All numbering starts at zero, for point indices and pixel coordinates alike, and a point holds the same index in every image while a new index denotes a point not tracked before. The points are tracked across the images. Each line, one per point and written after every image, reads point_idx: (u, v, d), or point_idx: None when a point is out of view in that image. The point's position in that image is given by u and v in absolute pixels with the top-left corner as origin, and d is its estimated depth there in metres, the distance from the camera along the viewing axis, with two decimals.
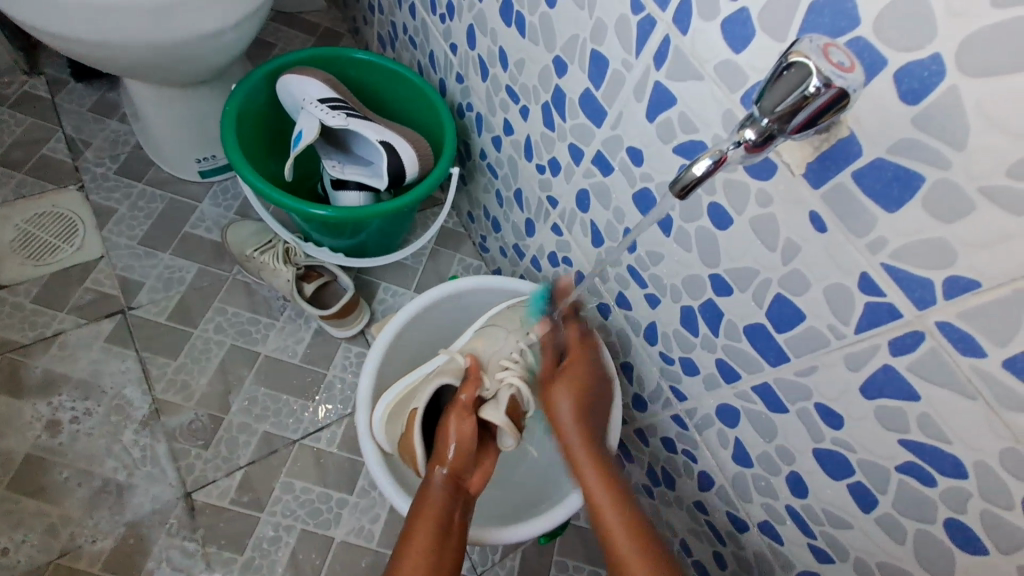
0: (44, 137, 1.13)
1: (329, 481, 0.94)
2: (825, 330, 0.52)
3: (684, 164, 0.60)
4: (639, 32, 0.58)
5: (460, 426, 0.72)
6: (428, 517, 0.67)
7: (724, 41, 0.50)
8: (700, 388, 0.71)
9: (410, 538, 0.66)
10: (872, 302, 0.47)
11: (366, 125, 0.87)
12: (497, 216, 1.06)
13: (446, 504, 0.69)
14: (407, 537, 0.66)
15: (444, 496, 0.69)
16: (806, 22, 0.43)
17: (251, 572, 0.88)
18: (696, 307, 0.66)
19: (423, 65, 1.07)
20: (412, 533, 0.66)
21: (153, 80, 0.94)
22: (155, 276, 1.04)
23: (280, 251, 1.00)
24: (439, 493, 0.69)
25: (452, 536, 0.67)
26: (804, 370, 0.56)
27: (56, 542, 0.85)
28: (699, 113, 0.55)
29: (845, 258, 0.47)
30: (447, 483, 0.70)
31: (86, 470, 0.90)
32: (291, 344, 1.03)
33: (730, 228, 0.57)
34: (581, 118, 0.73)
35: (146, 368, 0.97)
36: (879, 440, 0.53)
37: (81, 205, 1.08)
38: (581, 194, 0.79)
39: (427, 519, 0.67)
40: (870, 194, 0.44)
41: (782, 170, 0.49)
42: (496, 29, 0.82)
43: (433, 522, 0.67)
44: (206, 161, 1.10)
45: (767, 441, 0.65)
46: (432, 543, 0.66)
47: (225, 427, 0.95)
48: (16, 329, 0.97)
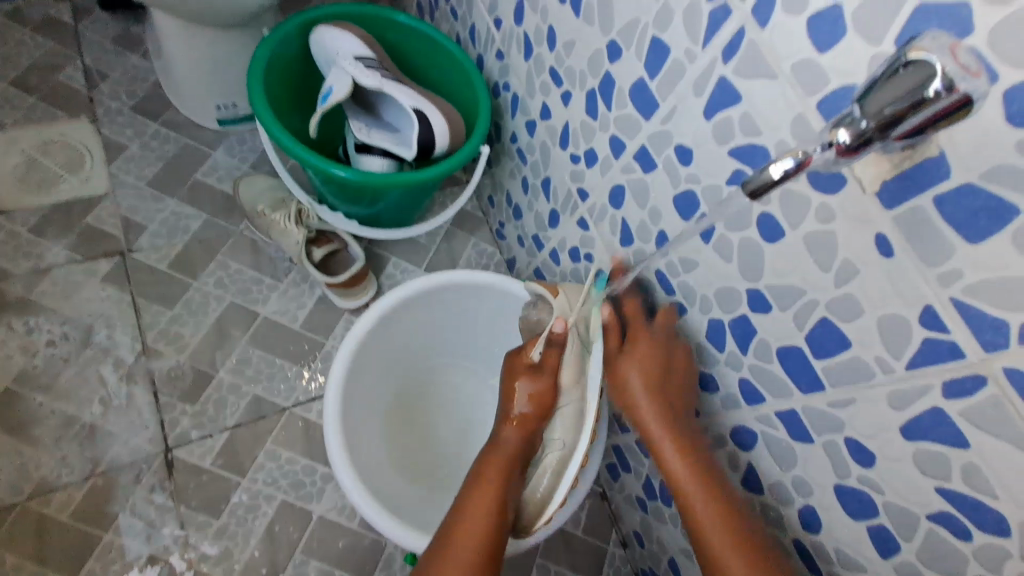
0: (61, 64, 1.08)
1: (316, 454, 0.91)
2: (872, 362, 0.49)
3: (739, 169, 0.56)
4: (709, 21, 0.54)
5: (533, 394, 0.73)
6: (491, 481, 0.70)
7: (808, 40, 0.46)
8: (716, 406, 0.68)
9: (475, 492, 0.69)
10: (933, 338, 0.44)
11: (400, 89, 0.83)
12: (520, 204, 1.02)
13: (513, 459, 0.72)
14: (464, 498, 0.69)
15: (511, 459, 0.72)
16: (908, 26, 0.40)
17: (225, 538, 0.84)
18: (727, 321, 0.63)
19: (462, 37, 1.02)
20: (471, 494, 0.69)
21: (181, 16, 0.90)
22: (160, 221, 1.00)
23: (292, 211, 0.97)
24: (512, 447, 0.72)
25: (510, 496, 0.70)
26: (839, 402, 0.53)
27: (26, 483, 0.82)
28: (765, 116, 0.51)
29: (910, 288, 0.44)
30: (518, 434, 0.73)
31: (66, 414, 0.86)
32: (293, 308, 0.99)
33: (780, 242, 0.53)
34: (629, 109, 0.69)
35: (140, 315, 0.93)
36: (913, 485, 0.50)
37: (90, 138, 1.03)
38: (615, 189, 0.76)
39: (472, 531, 0.66)
40: (950, 222, 0.40)
41: (851, 186, 0.45)
42: (548, 5, 0.78)
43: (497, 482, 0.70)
44: (226, 110, 1.06)
45: (784, 470, 0.62)
46: (497, 490, 0.69)
47: (215, 386, 0.92)
48: (10, 259, 0.93)
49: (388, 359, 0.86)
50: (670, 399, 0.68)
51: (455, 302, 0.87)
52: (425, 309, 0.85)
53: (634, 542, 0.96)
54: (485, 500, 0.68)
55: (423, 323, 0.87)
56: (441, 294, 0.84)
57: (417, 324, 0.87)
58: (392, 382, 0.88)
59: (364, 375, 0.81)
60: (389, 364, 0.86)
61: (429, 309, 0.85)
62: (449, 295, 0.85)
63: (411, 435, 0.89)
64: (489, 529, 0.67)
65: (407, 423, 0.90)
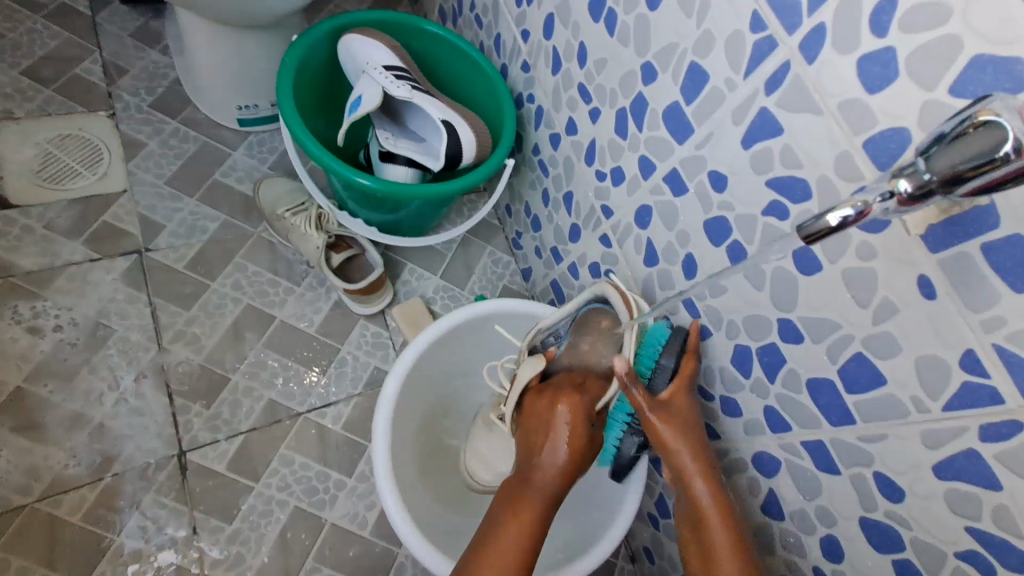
0: (80, 56, 1.07)
1: (330, 461, 0.91)
2: (906, 400, 0.49)
3: (777, 200, 0.56)
4: (753, 52, 0.54)
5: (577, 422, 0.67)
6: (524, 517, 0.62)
7: (858, 79, 0.46)
8: (738, 431, 0.68)
9: (511, 519, 0.62)
10: (973, 381, 0.44)
11: (429, 100, 0.83)
12: (539, 215, 1.02)
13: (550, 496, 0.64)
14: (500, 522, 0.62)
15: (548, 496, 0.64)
16: (963, 75, 0.40)
17: (238, 544, 0.84)
18: (754, 348, 0.63)
19: (486, 46, 1.02)
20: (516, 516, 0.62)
21: (208, 15, 0.89)
22: (177, 220, 0.99)
23: (313, 215, 0.97)
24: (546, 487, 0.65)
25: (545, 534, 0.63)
26: (869, 436, 0.53)
27: (37, 483, 0.81)
28: (808, 151, 0.51)
29: (951, 331, 0.44)
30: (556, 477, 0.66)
31: (80, 413, 0.85)
32: (309, 312, 0.99)
33: (816, 275, 0.53)
34: (661, 132, 0.68)
35: (156, 315, 0.93)
36: (942, 522, 0.50)
37: (108, 133, 1.02)
38: (642, 210, 0.75)
39: (512, 546, 0.60)
40: (998, 270, 0.41)
41: (896, 227, 0.45)
42: (580, 22, 0.77)
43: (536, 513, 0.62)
44: (247, 110, 1.05)
45: (806, 499, 0.62)
46: (531, 530, 0.61)
47: (230, 389, 0.91)
48: (25, 254, 0.92)
49: (432, 386, 0.85)
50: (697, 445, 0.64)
51: (502, 330, 0.86)
52: (473, 335, 0.85)
53: (643, 557, 0.97)
54: (522, 529, 0.61)
55: (469, 349, 0.87)
56: (490, 321, 0.83)
57: (465, 350, 0.86)
58: (435, 407, 0.87)
59: (411, 399, 0.81)
60: (434, 390, 0.86)
61: (477, 335, 0.85)
62: (497, 320, 0.84)
63: (441, 457, 0.88)
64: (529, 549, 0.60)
65: (445, 451, 0.89)
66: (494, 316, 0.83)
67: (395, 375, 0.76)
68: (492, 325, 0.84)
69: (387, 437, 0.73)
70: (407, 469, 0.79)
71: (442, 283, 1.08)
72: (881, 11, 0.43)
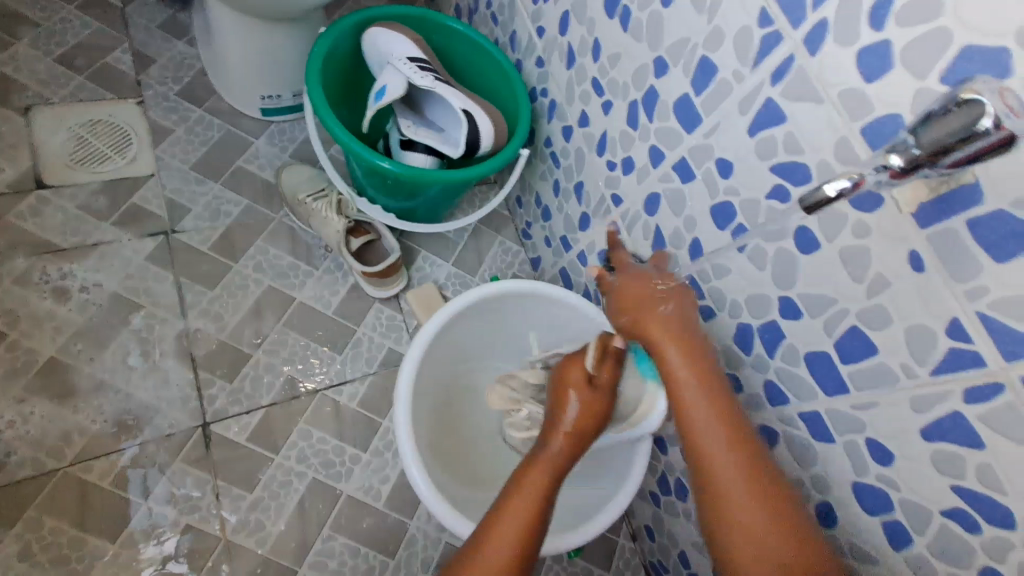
0: (110, 46, 1.11)
1: (346, 436, 0.94)
2: (896, 368, 0.53)
3: (779, 184, 0.60)
4: (760, 46, 0.58)
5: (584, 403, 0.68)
6: (535, 483, 0.62)
7: (856, 70, 0.50)
8: (739, 406, 0.72)
9: (513, 495, 0.62)
10: (957, 347, 0.48)
11: (450, 91, 0.87)
12: (549, 205, 1.06)
13: (559, 470, 0.64)
14: (515, 485, 0.63)
15: (559, 471, 0.64)
16: (952, 65, 0.44)
17: (258, 512, 0.88)
18: (756, 326, 0.67)
19: (502, 42, 1.06)
20: (521, 484, 0.62)
21: (238, 7, 0.93)
22: (203, 204, 1.03)
23: (333, 201, 1.01)
24: (560, 456, 0.65)
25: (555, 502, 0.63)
26: (862, 404, 0.57)
27: (69, 450, 0.85)
28: (809, 137, 0.56)
29: (938, 301, 0.48)
30: (563, 452, 0.65)
31: (109, 384, 0.89)
32: (327, 295, 1.02)
33: (815, 254, 0.57)
34: (671, 122, 0.72)
35: (182, 294, 0.97)
36: (929, 483, 0.54)
37: (137, 120, 1.06)
38: (651, 197, 0.79)
39: (528, 502, 0.61)
40: (981, 243, 0.45)
41: (889, 206, 0.49)
42: (595, 19, 0.81)
43: (545, 482, 0.62)
44: (270, 100, 1.09)
45: (803, 468, 0.66)
46: (535, 500, 0.61)
47: (252, 366, 0.95)
48: (58, 232, 0.96)
49: (446, 364, 0.89)
50: (722, 405, 0.60)
51: (514, 310, 0.90)
52: (485, 314, 0.88)
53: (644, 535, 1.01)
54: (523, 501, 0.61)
55: (481, 328, 0.90)
56: (502, 300, 0.87)
57: (478, 329, 0.90)
58: (448, 383, 0.91)
59: (426, 376, 0.85)
60: (448, 368, 0.90)
61: (489, 314, 0.89)
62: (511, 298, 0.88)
63: (455, 431, 0.91)
64: (533, 522, 0.60)
65: (459, 424, 0.92)
66: (504, 295, 0.87)
67: (414, 352, 0.80)
68: (505, 304, 0.88)
69: (409, 409, 0.77)
70: (425, 441, 0.83)
71: (454, 270, 1.12)
72: (879, 7, 0.48)
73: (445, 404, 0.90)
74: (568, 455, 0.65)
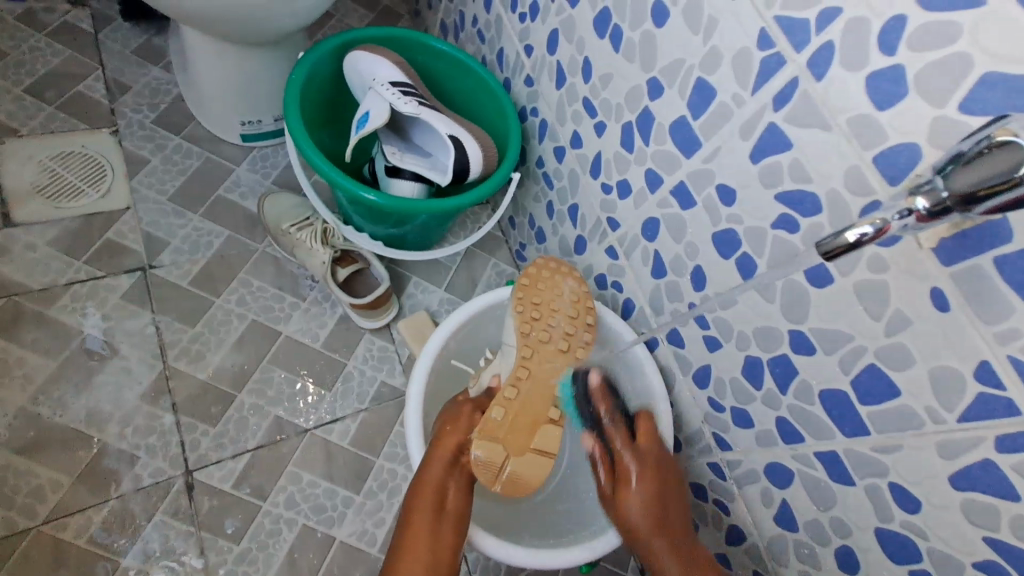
0: (82, 74, 1.07)
1: (337, 477, 0.90)
2: (921, 411, 0.50)
3: (786, 213, 0.57)
4: (761, 69, 0.54)
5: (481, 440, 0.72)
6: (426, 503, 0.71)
7: (867, 96, 0.47)
8: (750, 441, 0.69)
9: (411, 522, 0.70)
10: (988, 393, 0.45)
11: (435, 115, 0.84)
12: (544, 227, 1.02)
13: (440, 489, 0.71)
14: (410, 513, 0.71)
15: (441, 483, 0.71)
16: (973, 93, 0.41)
17: (245, 564, 0.83)
18: (764, 360, 0.64)
19: (489, 60, 1.02)
20: (411, 517, 0.70)
21: (212, 33, 0.90)
22: (181, 237, 0.99)
23: (318, 230, 0.97)
24: (436, 476, 0.71)
25: (447, 517, 0.70)
26: (884, 447, 0.54)
27: (43, 506, 0.80)
28: (817, 165, 0.52)
29: (966, 343, 0.45)
30: (445, 469, 0.72)
31: (84, 432, 0.85)
32: (314, 328, 0.98)
33: (828, 287, 0.54)
34: (669, 146, 0.69)
35: (162, 332, 0.92)
36: (959, 533, 0.50)
37: (111, 150, 1.02)
38: (649, 222, 0.76)
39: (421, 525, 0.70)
40: (1013, 283, 0.41)
41: (908, 242, 0.46)
42: (585, 38, 0.77)
43: (428, 503, 0.70)
44: (250, 125, 1.05)
45: (821, 510, 0.62)
46: (429, 524, 0.70)
47: (237, 406, 0.91)
48: (27, 272, 0.91)
49: (452, 376, 0.87)
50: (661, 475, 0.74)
51: None
52: (492, 322, 0.87)
53: None
54: (419, 526, 0.70)
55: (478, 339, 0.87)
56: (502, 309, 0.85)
57: (486, 336, 0.88)
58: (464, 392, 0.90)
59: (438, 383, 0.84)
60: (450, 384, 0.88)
61: (497, 321, 0.87)
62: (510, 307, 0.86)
63: None
64: (427, 551, 0.68)
65: None
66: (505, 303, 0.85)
67: (421, 376, 0.78)
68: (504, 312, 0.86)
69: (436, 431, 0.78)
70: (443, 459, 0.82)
71: (447, 296, 1.08)
72: (890, 30, 0.44)
73: None
74: (443, 472, 0.72)
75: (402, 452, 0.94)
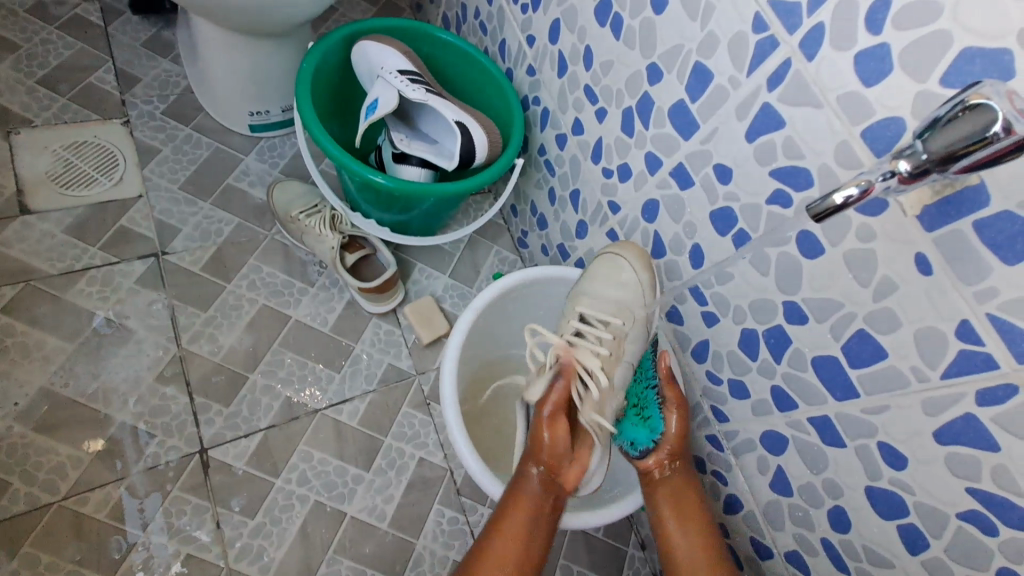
0: (93, 65, 1.09)
1: (346, 455, 0.93)
2: (906, 371, 0.53)
3: (780, 189, 0.60)
4: (755, 52, 0.57)
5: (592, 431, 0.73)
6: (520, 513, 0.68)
7: (854, 74, 0.50)
8: (747, 412, 0.72)
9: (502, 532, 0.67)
10: (968, 350, 0.48)
11: (442, 102, 0.86)
12: (545, 214, 1.05)
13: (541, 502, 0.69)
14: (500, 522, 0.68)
15: (541, 494, 0.69)
16: (954, 67, 0.44)
17: (260, 538, 0.86)
18: (760, 331, 0.66)
19: (491, 51, 1.05)
20: (504, 525, 0.67)
21: (222, 24, 0.92)
22: (193, 224, 1.01)
23: (326, 217, 0.99)
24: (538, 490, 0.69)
25: (540, 531, 0.68)
26: (872, 408, 0.57)
27: (64, 482, 0.83)
28: (809, 141, 0.55)
29: (947, 303, 0.48)
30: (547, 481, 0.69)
31: (102, 412, 0.87)
32: (323, 312, 1.01)
33: (819, 258, 0.57)
34: (668, 129, 0.72)
35: (175, 316, 0.95)
36: (944, 486, 0.53)
37: (123, 140, 1.04)
38: (649, 204, 0.79)
39: (513, 532, 0.67)
40: (989, 244, 0.44)
41: (893, 210, 0.49)
42: (586, 27, 0.80)
43: (525, 513, 0.68)
44: (258, 116, 1.08)
45: (814, 473, 0.66)
46: (524, 533, 0.67)
47: (249, 387, 0.93)
48: (44, 258, 0.94)
49: (473, 362, 0.90)
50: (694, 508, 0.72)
51: (532, 297, 0.91)
52: (512, 303, 0.90)
53: (653, 543, 0.99)
54: (512, 534, 0.67)
55: (496, 322, 0.90)
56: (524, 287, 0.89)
57: (503, 319, 0.91)
58: (476, 374, 0.92)
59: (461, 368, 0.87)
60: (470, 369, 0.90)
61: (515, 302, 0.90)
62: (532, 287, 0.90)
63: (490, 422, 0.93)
64: (520, 559, 0.66)
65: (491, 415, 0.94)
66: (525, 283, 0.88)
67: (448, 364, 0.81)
68: (523, 292, 0.90)
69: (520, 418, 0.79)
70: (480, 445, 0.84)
71: (451, 282, 1.11)
72: (876, 11, 0.47)
73: (474, 398, 0.92)
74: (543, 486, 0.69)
75: (410, 432, 0.96)
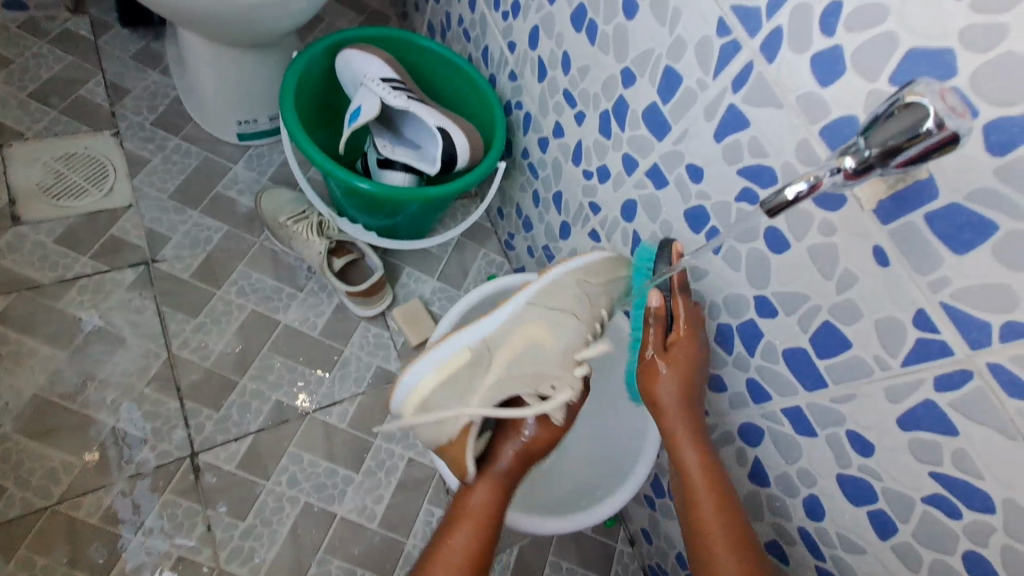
0: (83, 78, 1.11)
1: (336, 457, 0.94)
2: (870, 360, 0.55)
3: (748, 186, 0.62)
4: (720, 55, 0.59)
5: (540, 428, 0.73)
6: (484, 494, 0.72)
7: (812, 75, 0.52)
8: (725, 405, 0.73)
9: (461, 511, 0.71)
10: (925, 337, 0.50)
11: (424, 108, 0.88)
12: (530, 216, 1.07)
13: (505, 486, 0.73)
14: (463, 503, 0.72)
15: (506, 478, 0.73)
16: (902, 66, 0.46)
17: (251, 539, 0.87)
18: (734, 326, 0.68)
19: (475, 58, 1.07)
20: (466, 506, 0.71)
21: (208, 35, 0.94)
22: (182, 232, 1.03)
23: (314, 222, 1.01)
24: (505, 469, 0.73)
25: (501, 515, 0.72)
26: (840, 397, 0.59)
27: (56, 487, 0.84)
28: (773, 140, 0.57)
29: (903, 292, 0.50)
30: (515, 463, 0.73)
31: (94, 417, 0.88)
32: (312, 316, 1.02)
33: (786, 253, 0.59)
34: (642, 131, 0.73)
35: (166, 322, 0.96)
36: (908, 471, 0.55)
37: (113, 150, 1.06)
38: (627, 204, 0.80)
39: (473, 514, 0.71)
40: (940, 235, 0.46)
41: (851, 204, 0.51)
42: (563, 33, 0.82)
43: (489, 497, 0.72)
44: (247, 125, 1.10)
45: (789, 463, 0.67)
46: (484, 513, 0.71)
47: (240, 391, 0.95)
48: (36, 267, 0.95)
49: None
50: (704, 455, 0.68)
51: None
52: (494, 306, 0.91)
53: (642, 539, 1.00)
54: (474, 513, 0.71)
55: None
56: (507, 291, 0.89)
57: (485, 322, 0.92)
58: None
59: None
60: None
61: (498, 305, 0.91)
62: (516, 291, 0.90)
63: None
64: (479, 535, 0.70)
65: None
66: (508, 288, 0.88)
67: None
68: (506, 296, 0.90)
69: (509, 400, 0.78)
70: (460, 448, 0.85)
71: (439, 285, 1.12)
72: (829, 13, 0.49)
73: None
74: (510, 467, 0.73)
75: (399, 433, 0.98)
